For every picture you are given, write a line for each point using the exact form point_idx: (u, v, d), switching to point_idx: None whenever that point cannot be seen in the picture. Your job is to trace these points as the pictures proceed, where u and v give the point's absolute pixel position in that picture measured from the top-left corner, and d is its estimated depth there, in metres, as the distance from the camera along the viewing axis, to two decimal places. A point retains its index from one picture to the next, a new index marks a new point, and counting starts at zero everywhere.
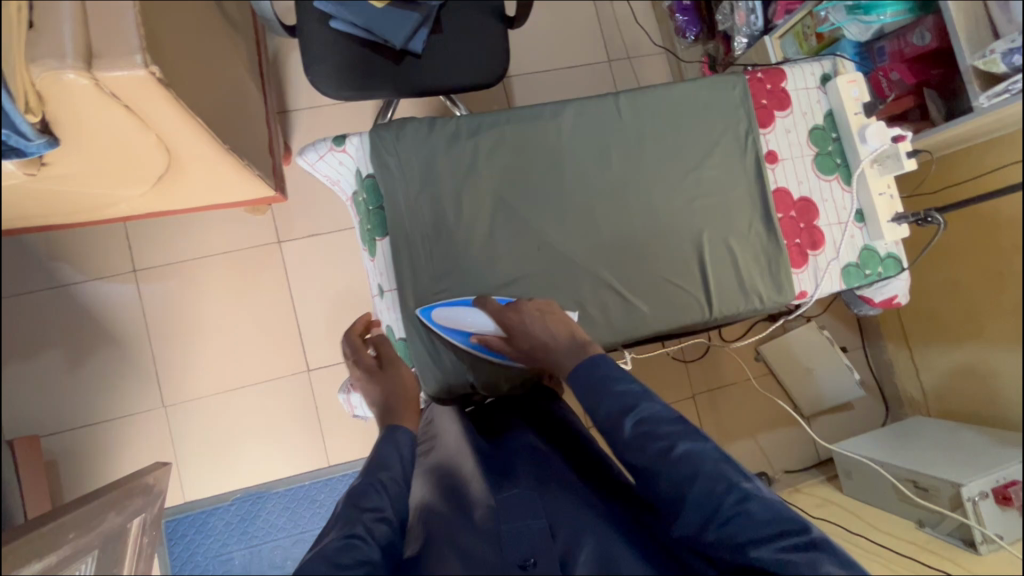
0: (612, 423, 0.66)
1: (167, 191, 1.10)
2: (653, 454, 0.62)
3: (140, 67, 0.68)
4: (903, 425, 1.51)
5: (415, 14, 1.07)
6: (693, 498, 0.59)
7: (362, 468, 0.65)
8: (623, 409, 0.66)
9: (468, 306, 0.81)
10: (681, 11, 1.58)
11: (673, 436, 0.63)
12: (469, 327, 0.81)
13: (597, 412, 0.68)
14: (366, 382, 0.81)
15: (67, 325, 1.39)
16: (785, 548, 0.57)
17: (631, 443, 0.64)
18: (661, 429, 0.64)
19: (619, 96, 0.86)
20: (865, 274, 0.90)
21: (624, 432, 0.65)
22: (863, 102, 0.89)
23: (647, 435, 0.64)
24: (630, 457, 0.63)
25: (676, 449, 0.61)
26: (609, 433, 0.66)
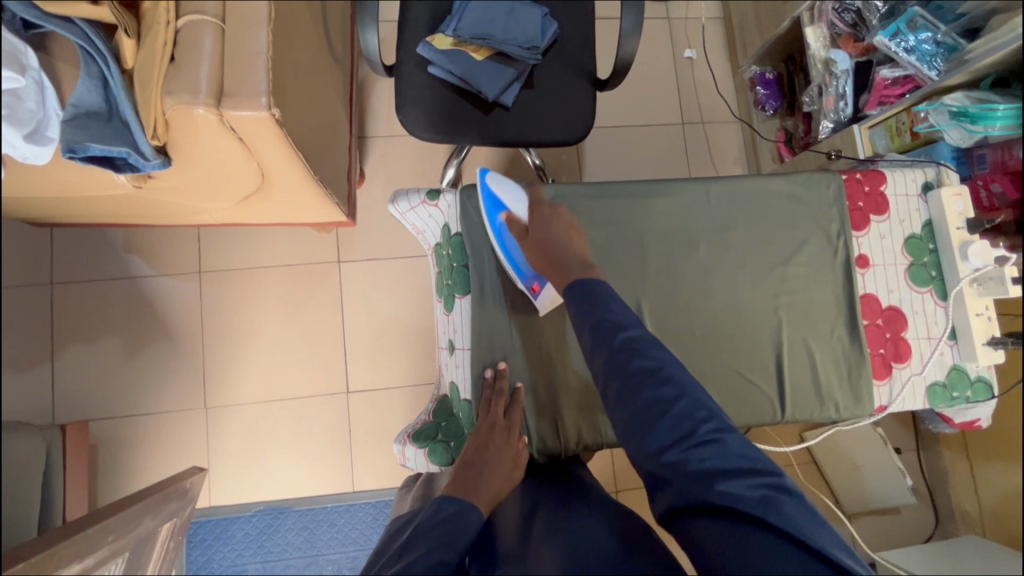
0: (605, 331, 0.71)
1: (250, 207, 1.14)
2: (636, 369, 0.68)
3: (264, 109, 0.70)
4: (956, 543, 1.41)
5: (510, 69, 1.09)
6: (671, 415, 0.66)
7: (440, 532, 0.62)
8: (614, 329, 0.71)
9: (513, 193, 0.85)
10: (763, 84, 1.59)
11: (661, 361, 0.70)
12: (505, 204, 0.85)
13: (593, 322, 0.72)
14: (486, 435, 0.79)
15: (129, 315, 1.45)
16: (751, 485, 0.61)
17: (618, 354, 0.70)
18: (649, 351, 0.70)
19: (711, 182, 0.85)
20: (952, 396, 0.85)
21: (614, 342, 0.70)
22: (968, 218, 0.85)
23: (635, 352, 0.70)
24: (614, 363, 0.69)
25: (661, 371, 0.69)
26: (597, 344, 0.71)
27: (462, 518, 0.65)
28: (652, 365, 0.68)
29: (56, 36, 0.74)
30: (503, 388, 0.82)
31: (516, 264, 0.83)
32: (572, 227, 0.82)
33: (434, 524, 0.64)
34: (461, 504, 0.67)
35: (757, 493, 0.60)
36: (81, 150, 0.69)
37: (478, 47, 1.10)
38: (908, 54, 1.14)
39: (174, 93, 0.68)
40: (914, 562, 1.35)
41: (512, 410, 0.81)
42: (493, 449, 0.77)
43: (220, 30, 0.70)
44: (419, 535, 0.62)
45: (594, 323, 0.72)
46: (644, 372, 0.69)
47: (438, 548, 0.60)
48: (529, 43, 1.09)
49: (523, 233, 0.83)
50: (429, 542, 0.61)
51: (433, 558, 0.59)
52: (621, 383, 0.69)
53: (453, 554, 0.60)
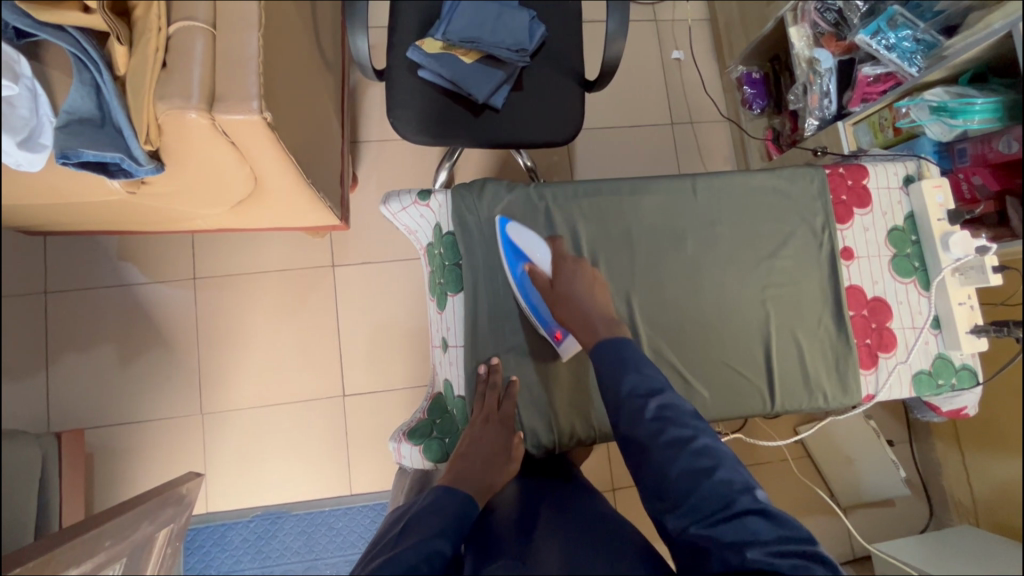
0: (636, 402, 0.72)
1: (244, 212, 1.14)
2: (669, 442, 0.69)
3: (255, 112, 0.71)
4: (949, 533, 1.43)
5: (499, 72, 1.11)
6: (706, 486, 0.66)
7: (437, 519, 0.64)
8: (645, 395, 0.73)
9: (533, 241, 0.84)
10: (750, 83, 1.61)
11: (693, 428, 0.71)
12: (526, 251, 0.84)
13: (621, 389, 0.74)
14: (479, 430, 0.80)
15: (124, 323, 1.45)
16: (784, 556, 0.61)
17: (649, 425, 0.71)
18: (684, 421, 0.71)
19: (697, 178, 0.87)
20: (938, 384, 0.86)
21: (647, 414, 0.72)
22: (948, 209, 0.87)
23: (667, 422, 0.71)
24: (647, 437, 0.70)
25: (696, 441, 0.69)
26: (628, 413, 0.72)
27: (456, 509, 0.66)
28: (686, 435, 0.69)
29: (47, 44, 0.75)
30: (497, 380, 0.82)
31: (540, 314, 0.84)
32: (596, 281, 0.83)
33: (428, 514, 0.65)
34: (455, 495, 0.68)
35: (790, 562, 0.61)
36: (74, 156, 0.71)
37: (467, 50, 1.11)
38: (888, 52, 1.17)
39: (166, 99, 0.69)
40: (908, 553, 1.37)
41: (505, 401, 0.81)
42: (485, 444, 0.79)
43: (212, 37, 0.72)
44: (414, 525, 0.64)
45: (627, 390, 0.74)
46: (677, 443, 0.69)
47: (433, 536, 0.62)
48: (517, 46, 1.11)
49: (547, 285, 0.83)
50: (424, 531, 0.62)
51: (428, 545, 0.60)
52: (651, 453, 0.70)
53: (447, 543, 0.62)
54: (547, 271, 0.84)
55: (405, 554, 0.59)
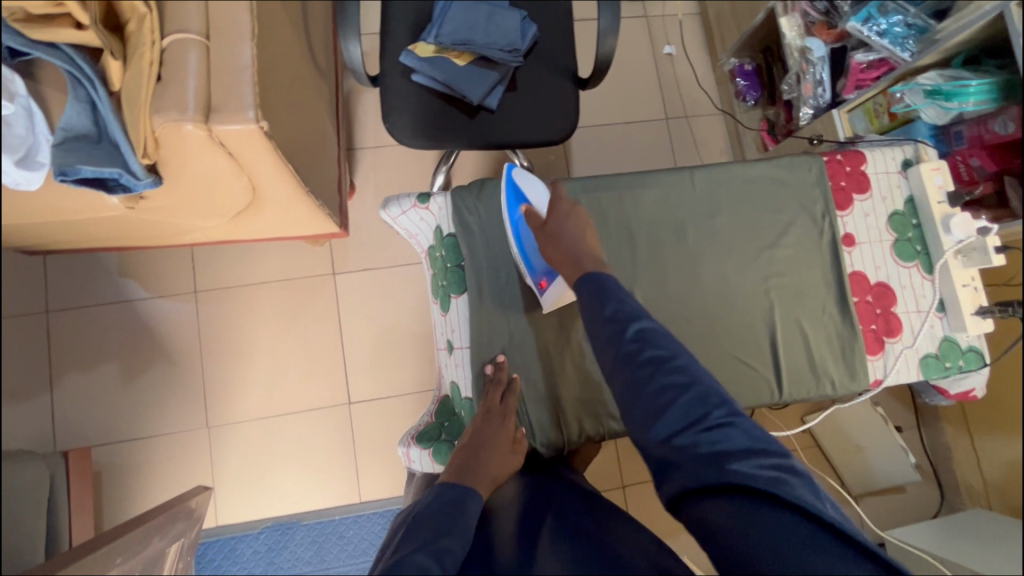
0: (616, 323, 0.69)
1: (243, 223, 1.14)
2: (648, 359, 0.67)
3: (252, 122, 0.71)
4: (961, 518, 1.42)
5: (493, 73, 1.11)
6: (684, 402, 0.64)
7: (444, 520, 0.63)
8: (624, 317, 0.70)
9: (536, 189, 0.87)
10: (743, 75, 1.61)
11: (671, 349, 0.68)
12: (528, 198, 0.87)
13: (603, 312, 0.71)
14: (482, 421, 0.80)
15: (127, 339, 1.45)
16: (761, 466, 0.60)
17: (627, 344, 0.68)
18: (660, 340, 0.68)
19: (695, 171, 0.87)
20: (945, 367, 0.86)
21: (625, 332, 0.69)
22: (947, 191, 0.87)
23: (645, 341, 0.68)
24: (628, 354, 0.67)
25: (674, 361, 0.67)
26: (607, 333, 0.69)
27: (462, 506, 0.66)
28: (664, 354, 0.66)
29: (41, 62, 0.75)
30: (502, 376, 0.83)
31: (529, 257, 0.83)
32: (587, 227, 0.81)
33: (434, 512, 0.65)
34: (460, 491, 0.68)
35: (769, 473, 0.60)
36: (72, 172, 0.69)
37: (459, 52, 1.11)
38: (880, 37, 1.17)
39: (162, 111, 0.69)
40: (922, 539, 1.36)
41: (507, 396, 0.82)
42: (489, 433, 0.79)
43: (205, 47, 0.71)
44: (420, 525, 0.63)
45: (605, 311, 0.71)
46: (654, 361, 0.67)
47: (442, 537, 0.61)
48: (510, 46, 1.11)
49: (537, 222, 0.82)
50: (431, 531, 0.61)
51: (438, 545, 0.59)
52: (628, 373, 0.67)
53: (456, 541, 0.61)
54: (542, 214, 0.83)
55: (416, 552, 0.58)
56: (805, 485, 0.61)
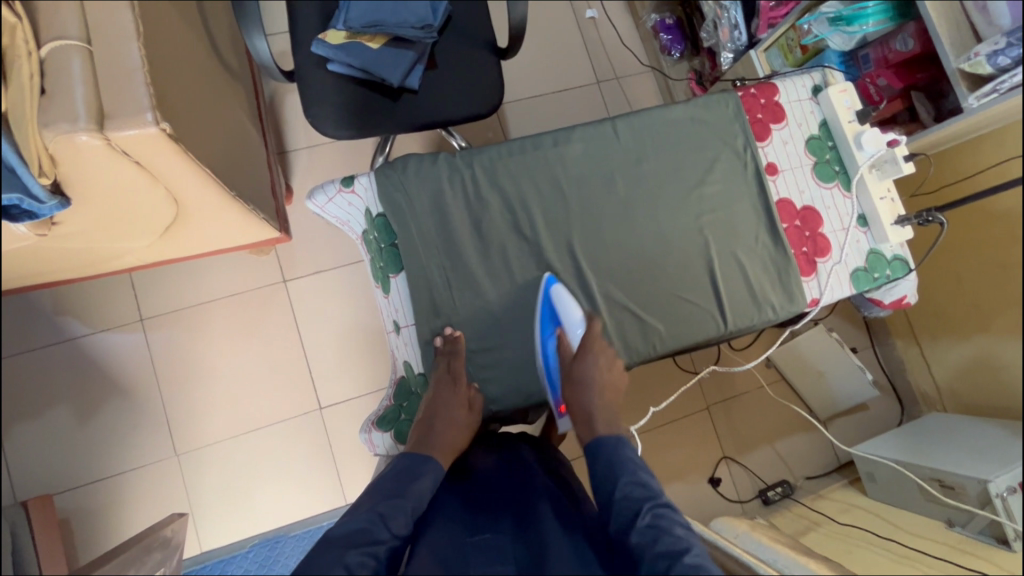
0: (629, 507, 0.66)
1: (173, 240, 1.10)
2: (660, 552, 0.60)
3: (151, 124, 0.69)
4: (920, 424, 1.49)
5: (409, 52, 1.09)
6: None
7: (395, 478, 0.70)
8: (640, 499, 0.66)
9: (573, 316, 0.83)
10: (665, 30, 1.64)
11: (690, 544, 0.61)
12: (561, 320, 0.84)
13: (615, 492, 0.68)
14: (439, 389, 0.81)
15: (76, 379, 1.39)
16: None
17: (641, 532, 0.63)
18: (679, 533, 0.63)
19: (616, 121, 0.88)
20: (874, 278, 0.91)
21: (638, 521, 0.64)
22: (856, 110, 0.92)
23: (661, 530, 0.62)
24: (638, 547, 0.62)
25: (691, 554, 0.60)
26: (622, 518, 0.66)
27: (417, 472, 0.71)
28: (678, 544, 0.60)
29: None
30: (449, 344, 0.82)
31: (551, 379, 0.86)
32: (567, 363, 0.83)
33: (390, 478, 0.71)
34: (416, 458, 0.73)
35: None
36: None
37: (371, 35, 1.09)
38: None
39: (51, 125, 0.66)
40: (886, 450, 1.43)
41: (454, 362, 0.82)
42: (445, 401, 0.80)
43: (89, 54, 0.68)
44: (375, 488, 0.69)
45: (619, 492, 0.68)
46: (668, 554, 0.60)
47: (391, 499, 0.67)
48: (422, 22, 1.08)
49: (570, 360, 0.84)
50: (384, 494, 0.68)
51: (385, 508, 0.66)
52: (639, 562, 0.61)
53: (404, 502, 0.67)
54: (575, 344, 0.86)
55: (364, 514, 0.65)
56: None
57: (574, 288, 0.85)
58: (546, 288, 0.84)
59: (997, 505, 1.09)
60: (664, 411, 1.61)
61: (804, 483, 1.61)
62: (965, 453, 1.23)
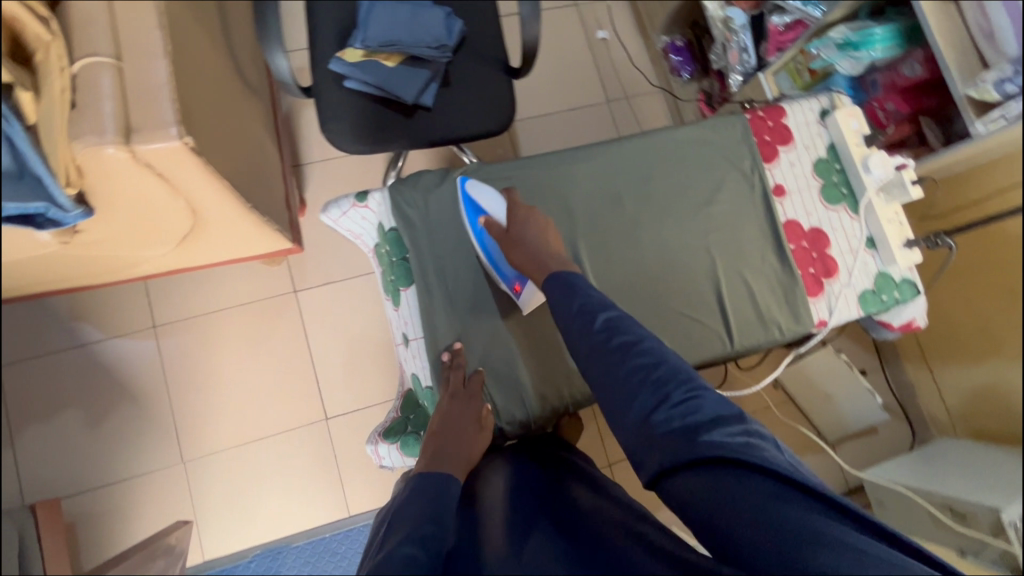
0: (586, 316, 0.74)
1: (190, 248, 1.12)
2: (616, 349, 0.70)
3: (175, 138, 0.71)
4: (928, 449, 1.46)
5: (425, 71, 1.12)
6: (653, 384, 0.66)
7: (423, 505, 0.64)
8: (594, 310, 0.74)
9: (493, 198, 0.85)
10: (675, 51, 1.68)
11: (641, 335, 0.72)
12: (484, 208, 0.85)
13: (573, 306, 0.75)
14: (451, 405, 0.80)
15: (89, 385, 1.41)
16: (730, 430, 0.62)
17: (599, 336, 0.72)
18: (629, 329, 0.72)
19: (625, 141, 0.90)
20: (883, 300, 0.91)
21: (595, 325, 0.72)
22: (863, 134, 0.93)
23: (615, 331, 0.72)
24: (598, 344, 0.71)
25: (642, 345, 0.70)
26: (581, 325, 0.73)
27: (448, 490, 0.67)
28: (632, 339, 0.70)
29: None
30: (460, 360, 0.83)
31: (498, 266, 0.85)
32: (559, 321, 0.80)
33: (416, 502, 0.65)
34: (443, 476, 0.70)
35: (735, 438, 0.61)
36: None
37: (388, 54, 1.12)
38: None
39: (81, 137, 0.68)
40: (897, 473, 1.41)
41: (471, 381, 0.82)
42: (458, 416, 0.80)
43: (118, 70, 0.70)
44: (405, 513, 0.63)
45: (578, 307, 0.75)
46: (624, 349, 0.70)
47: (426, 524, 0.61)
48: (437, 43, 1.12)
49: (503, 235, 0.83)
50: (417, 519, 0.62)
51: (422, 533, 0.59)
52: (600, 360, 0.70)
53: (439, 525, 0.62)
54: (503, 222, 0.84)
55: (401, 544, 0.58)
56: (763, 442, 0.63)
57: None
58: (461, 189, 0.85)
59: (1010, 536, 1.08)
60: None
61: None
62: (980, 483, 1.20)
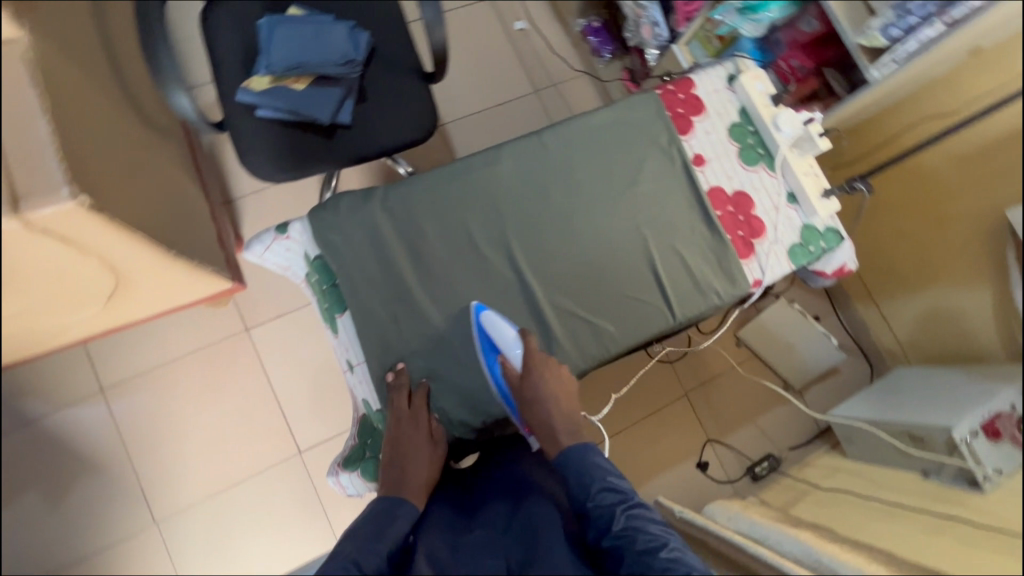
0: (603, 515, 0.71)
1: (120, 305, 1.07)
2: (638, 551, 0.66)
3: (68, 199, 0.68)
4: (886, 381, 1.53)
5: (337, 89, 1.10)
6: None
7: (373, 522, 0.72)
8: (614, 504, 0.71)
9: (509, 339, 0.82)
10: (593, 33, 1.72)
11: (664, 537, 0.67)
12: (499, 346, 0.83)
13: (588, 501, 0.72)
14: (401, 427, 0.80)
15: (42, 462, 1.35)
16: None
17: (618, 538, 0.68)
18: (652, 531, 0.68)
19: (542, 133, 0.90)
20: (811, 251, 0.94)
21: (613, 527, 0.69)
22: (769, 95, 0.96)
23: (635, 530, 0.68)
24: (618, 551, 0.67)
25: (665, 549, 0.65)
26: (598, 527, 0.70)
27: (393, 515, 0.74)
28: (655, 543, 0.66)
29: None
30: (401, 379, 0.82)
31: (510, 407, 0.84)
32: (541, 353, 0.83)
33: (367, 521, 0.72)
34: (390, 502, 0.76)
35: None
36: None
37: (297, 77, 1.09)
38: None
39: None
40: (860, 410, 1.47)
41: (415, 399, 0.82)
42: (408, 436, 0.80)
43: None
44: (350, 535, 0.71)
45: (593, 502, 0.72)
46: (645, 552, 0.65)
47: (368, 544, 0.69)
48: (345, 58, 1.09)
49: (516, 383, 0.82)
50: (363, 537, 0.70)
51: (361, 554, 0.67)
52: (621, 565, 0.66)
53: (381, 544, 0.69)
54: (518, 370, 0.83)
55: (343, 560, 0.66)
56: None
57: (522, 299, 0.86)
58: (475, 319, 0.83)
59: (963, 452, 1.09)
60: (645, 404, 1.63)
61: (788, 453, 1.64)
62: (937, 405, 1.24)
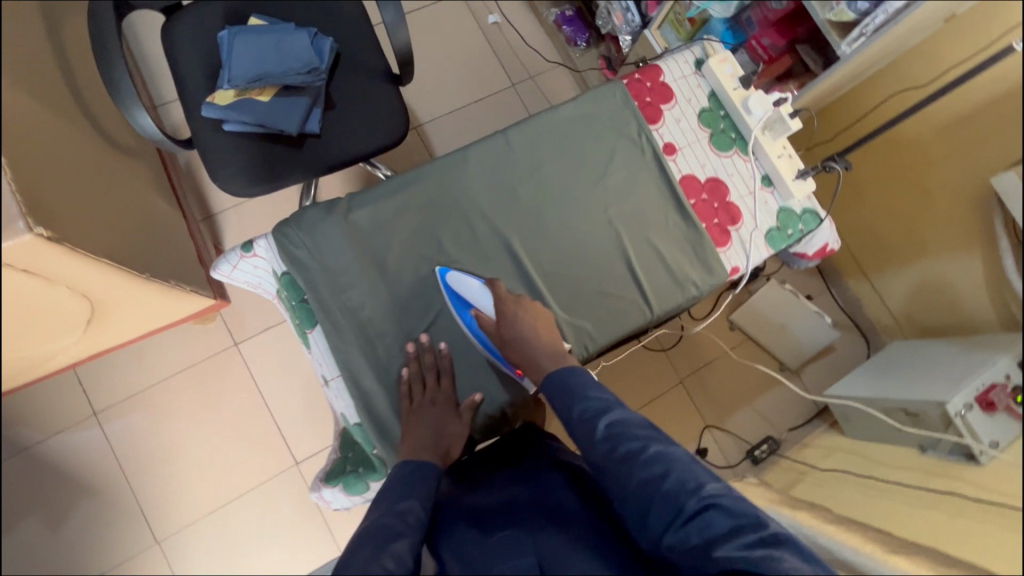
0: (586, 424, 0.72)
1: (98, 333, 1.06)
2: (621, 456, 0.67)
3: (24, 231, 0.68)
4: (883, 356, 1.50)
5: (302, 98, 1.07)
6: (664, 495, 0.63)
7: (401, 480, 0.73)
8: (596, 415, 0.72)
9: (477, 290, 0.84)
10: (567, 22, 1.68)
11: (645, 438, 0.68)
12: (471, 301, 0.85)
13: (572, 415, 0.74)
14: (429, 406, 0.82)
15: (40, 489, 1.35)
16: (748, 546, 0.57)
17: (602, 446, 0.69)
18: (634, 432, 0.69)
19: (508, 132, 0.88)
20: (788, 235, 0.92)
21: (596, 434, 0.70)
22: (739, 77, 0.94)
23: (618, 437, 0.69)
24: (601, 458, 0.69)
25: (648, 450, 0.67)
26: (581, 436, 0.72)
27: (417, 480, 0.73)
28: (636, 447, 0.67)
29: None
30: (430, 357, 0.84)
31: (497, 355, 0.86)
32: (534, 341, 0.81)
33: (393, 482, 0.73)
34: (415, 466, 0.75)
35: (755, 553, 0.56)
36: None
37: (260, 89, 1.07)
38: None
39: None
40: (856, 388, 1.45)
41: (443, 378, 0.84)
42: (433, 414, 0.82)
43: None
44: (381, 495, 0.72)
45: (578, 414, 0.73)
46: (629, 456, 0.67)
47: (400, 501, 0.70)
48: (307, 67, 1.06)
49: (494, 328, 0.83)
50: (395, 494, 0.71)
51: (400, 508, 0.68)
52: (609, 474, 0.68)
53: (417, 500, 0.71)
54: (492, 315, 0.84)
55: (384, 515, 0.67)
56: (801, 556, 0.57)
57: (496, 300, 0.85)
58: (442, 280, 0.84)
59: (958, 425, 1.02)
60: (640, 393, 1.62)
61: (788, 435, 1.63)
62: (926, 381, 1.20)
